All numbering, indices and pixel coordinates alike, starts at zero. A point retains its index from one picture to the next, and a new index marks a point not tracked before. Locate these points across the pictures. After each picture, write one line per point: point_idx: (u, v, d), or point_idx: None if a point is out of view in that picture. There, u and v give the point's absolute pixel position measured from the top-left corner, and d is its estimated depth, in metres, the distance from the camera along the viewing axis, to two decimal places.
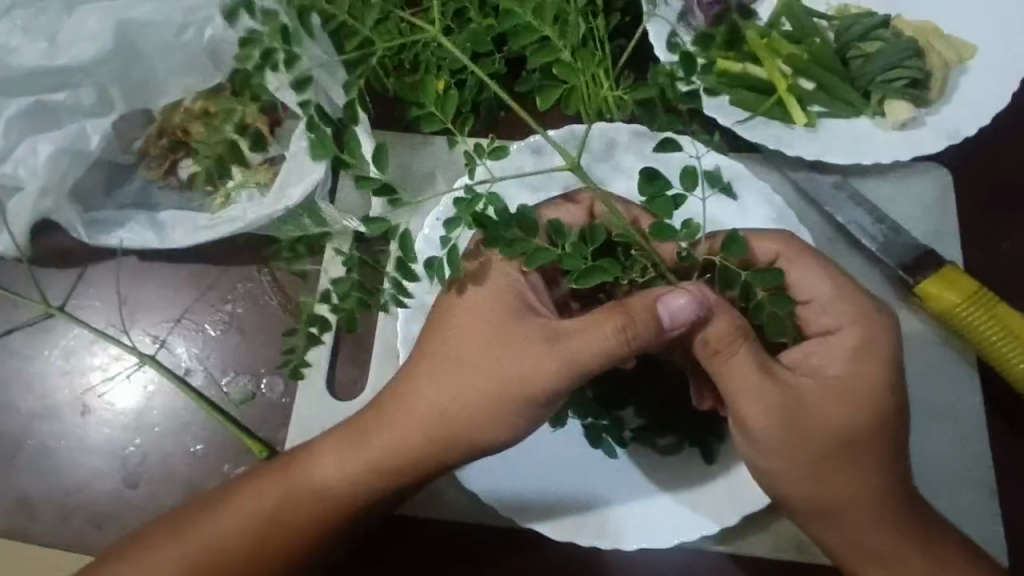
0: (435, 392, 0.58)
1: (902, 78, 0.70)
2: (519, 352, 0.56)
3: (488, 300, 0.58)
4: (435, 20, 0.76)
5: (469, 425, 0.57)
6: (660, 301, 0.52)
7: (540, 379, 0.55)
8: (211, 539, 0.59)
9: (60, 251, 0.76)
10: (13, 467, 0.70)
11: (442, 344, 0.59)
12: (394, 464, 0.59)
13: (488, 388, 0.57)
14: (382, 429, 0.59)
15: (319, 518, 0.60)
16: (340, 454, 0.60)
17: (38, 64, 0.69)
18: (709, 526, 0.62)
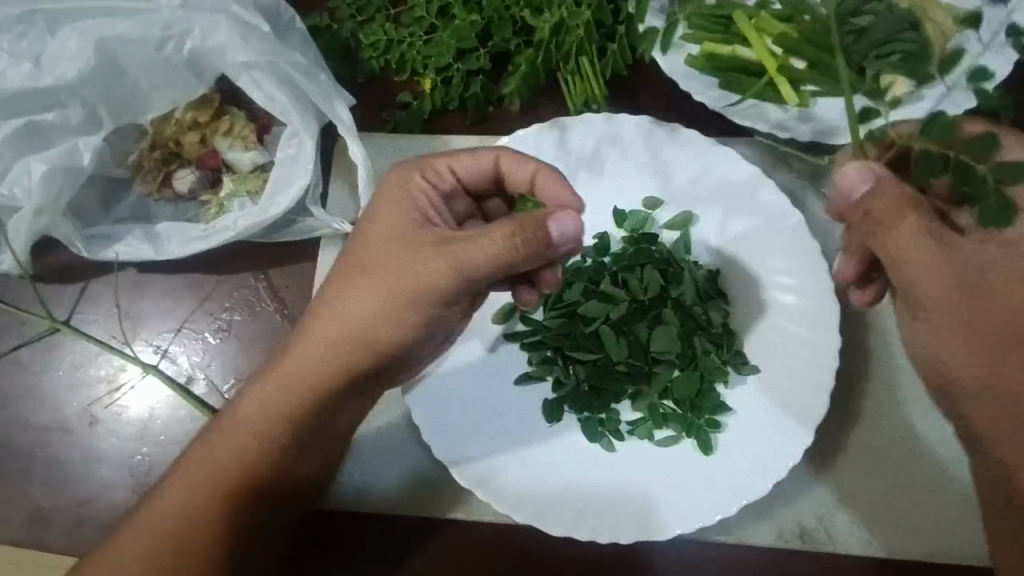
0: (336, 315, 0.60)
1: (898, 52, 0.69)
2: (406, 263, 0.57)
3: (386, 220, 0.59)
4: (419, 18, 0.77)
5: (366, 338, 0.60)
6: (549, 218, 0.53)
7: (430, 284, 0.56)
8: (174, 498, 0.63)
9: (63, 266, 0.78)
10: (26, 480, 0.72)
11: (346, 265, 0.60)
12: (306, 384, 0.62)
13: (381, 298, 0.58)
14: (295, 353, 0.62)
15: (251, 450, 0.63)
16: (266, 388, 0.63)
17: (25, 86, 0.70)
18: (709, 517, 0.61)
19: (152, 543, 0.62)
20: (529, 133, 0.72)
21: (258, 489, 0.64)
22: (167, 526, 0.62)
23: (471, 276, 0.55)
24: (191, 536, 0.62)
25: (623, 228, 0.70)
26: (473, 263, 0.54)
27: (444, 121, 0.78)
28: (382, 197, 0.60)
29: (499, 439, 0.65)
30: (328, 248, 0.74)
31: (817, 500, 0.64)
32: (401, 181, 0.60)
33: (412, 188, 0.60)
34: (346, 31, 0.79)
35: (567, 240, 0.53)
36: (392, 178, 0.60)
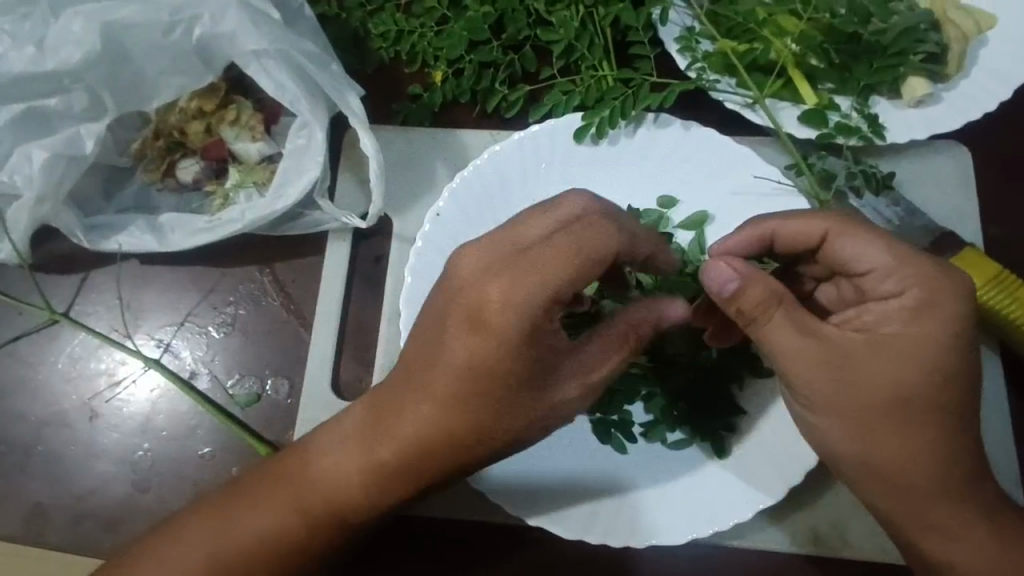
0: (423, 416, 0.55)
1: (920, 52, 0.67)
2: (519, 371, 0.53)
3: (488, 329, 0.52)
4: (430, 9, 0.76)
5: (462, 451, 0.55)
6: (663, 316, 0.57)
7: (547, 402, 0.55)
8: (203, 560, 0.57)
9: (63, 256, 0.76)
10: (25, 474, 0.71)
11: (439, 365, 0.54)
12: (387, 487, 0.57)
13: (486, 407, 0.54)
14: (383, 447, 0.56)
15: (314, 540, 0.58)
16: (341, 474, 0.57)
17: (26, 70, 0.67)
18: (721, 522, 0.61)
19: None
20: (541, 128, 0.70)
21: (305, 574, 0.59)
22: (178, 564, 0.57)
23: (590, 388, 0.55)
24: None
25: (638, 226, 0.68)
26: (598, 379, 0.56)
27: (455, 114, 0.77)
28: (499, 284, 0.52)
29: None
30: (335, 243, 0.73)
31: (832, 505, 0.63)
32: (508, 267, 0.52)
33: (529, 296, 0.51)
34: (355, 20, 0.77)
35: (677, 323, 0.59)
36: (497, 266, 0.53)
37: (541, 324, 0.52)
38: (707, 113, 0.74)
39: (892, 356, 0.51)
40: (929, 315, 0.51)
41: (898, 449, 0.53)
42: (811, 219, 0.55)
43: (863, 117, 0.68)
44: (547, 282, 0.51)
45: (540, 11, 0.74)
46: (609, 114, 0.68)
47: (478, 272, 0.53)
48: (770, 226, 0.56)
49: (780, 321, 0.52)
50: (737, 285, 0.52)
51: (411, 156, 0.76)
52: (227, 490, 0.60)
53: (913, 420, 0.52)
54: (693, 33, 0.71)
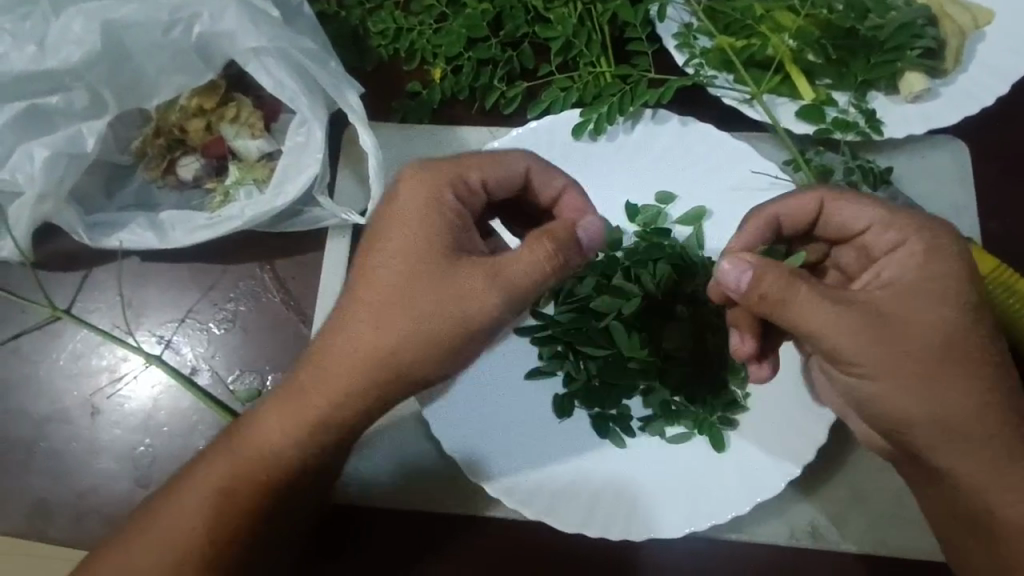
0: (343, 339, 0.54)
1: (918, 47, 0.67)
2: (432, 278, 0.52)
3: (401, 238, 0.53)
4: (429, 7, 0.76)
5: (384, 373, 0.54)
6: (576, 226, 0.54)
7: (466, 308, 0.52)
8: (177, 520, 0.59)
9: (66, 253, 0.76)
10: (28, 470, 0.71)
11: (359, 287, 0.54)
12: (313, 416, 0.55)
13: (401, 317, 0.52)
14: (306, 375, 0.55)
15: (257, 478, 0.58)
16: (274, 408, 0.57)
17: (27, 68, 0.67)
18: (720, 515, 0.60)
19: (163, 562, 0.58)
20: (540, 125, 0.71)
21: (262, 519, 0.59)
22: (165, 538, 0.58)
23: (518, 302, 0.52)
24: (200, 551, 0.58)
25: (636, 221, 0.69)
26: (515, 276, 0.52)
27: (454, 112, 0.77)
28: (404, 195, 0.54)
29: (506, 431, 0.65)
30: (335, 239, 0.73)
31: (830, 498, 0.64)
32: (415, 181, 0.55)
33: (439, 201, 0.54)
34: (355, 18, 0.77)
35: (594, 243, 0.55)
36: (405, 181, 0.55)
37: (452, 232, 0.54)
38: (706, 109, 0.74)
39: (883, 342, 0.51)
40: (875, 287, 0.52)
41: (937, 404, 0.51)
42: (803, 197, 0.57)
43: (860, 112, 0.68)
44: (455, 179, 0.55)
45: (538, 9, 0.75)
46: (606, 110, 0.69)
47: (394, 189, 0.55)
48: (801, 204, 0.57)
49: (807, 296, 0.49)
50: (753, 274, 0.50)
51: (410, 152, 0.76)
52: (193, 464, 0.60)
53: (949, 375, 0.51)
54: (691, 30, 0.71)
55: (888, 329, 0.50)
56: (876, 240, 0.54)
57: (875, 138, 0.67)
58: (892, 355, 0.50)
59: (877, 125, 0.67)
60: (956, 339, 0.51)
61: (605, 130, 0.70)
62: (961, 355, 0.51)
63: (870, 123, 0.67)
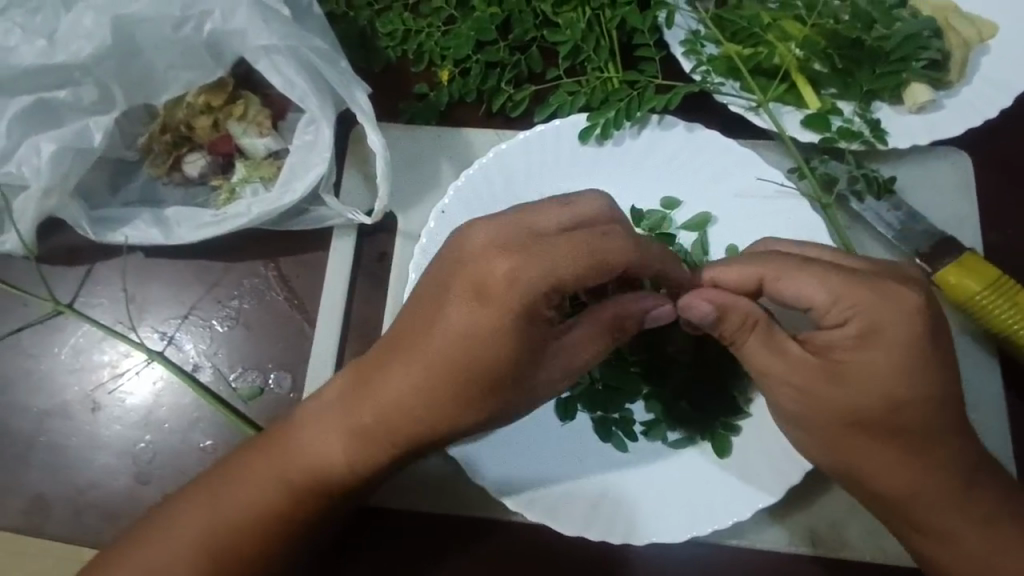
0: (407, 380, 0.56)
1: (923, 58, 0.67)
2: (510, 363, 0.54)
3: (489, 320, 0.52)
4: (437, 9, 0.76)
5: (441, 423, 0.56)
6: (648, 313, 0.57)
7: (537, 384, 0.57)
8: (200, 536, 0.59)
9: (68, 248, 0.76)
10: (26, 465, 0.71)
11: (432, 349, 0.54)
12: (370, 452, 0.58)
13: (470, 392, 0.55)
14: (369, 415, 0.57)
15: (297, 503, 0.59)
16: (332, 437, 0.59)
17: (37, 62, 0.67)
18: (722, 521, 0.61)
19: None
20: (547, 127, 0.71)
21: (290, 545, 0.60)
22: (169, 549, 0.58)
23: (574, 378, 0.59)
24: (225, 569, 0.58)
25: (641, 226, 0.69)
26: (582, 361, 0.57)
27: (461, 114, 0.78)
28: (501, 272, 0.51)
29: (504, 434, 0.64)
30: (339, 239, 0.74)
31: (830, 505, 0.64)
32: (510, 263, 0.51)
33: (536, 298, 0.52)
34: (363, 19, 0.77)
35: (661, 322, 0.58)
36: (501, 262, 0.51)
37: (540, 303, 0.52)
38: (713, 116, 0.74)
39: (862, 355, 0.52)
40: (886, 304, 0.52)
41: (862, 463, 0.56)
42: (746, 263, 0.55)
43: (866, 122, 0.68)
44: (556, 276, 0.51)
45: (547, 12, 0.75)
46: (613, 115, 0.69)
47: (480, 253, 0.52)
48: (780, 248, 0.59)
49: (754, 343, 0.55)
50: (715, 313, 0.55)
51: (416, 154, 0.76)
52: (216, 474, 0.61)
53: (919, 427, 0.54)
54: (698, 37, 0.72)
55: (883, 379, 0.53)
56: (816, 306, 0.52)
57: (880, 147, 0.68)
58: (822, 419, 0.55)
59: (880, 133, 0.68)
60: (885, 416, 0.54)
61: (612, 134, 0.70)
62: (902, 424, 0.54)
63: (873, 130, 0.68)
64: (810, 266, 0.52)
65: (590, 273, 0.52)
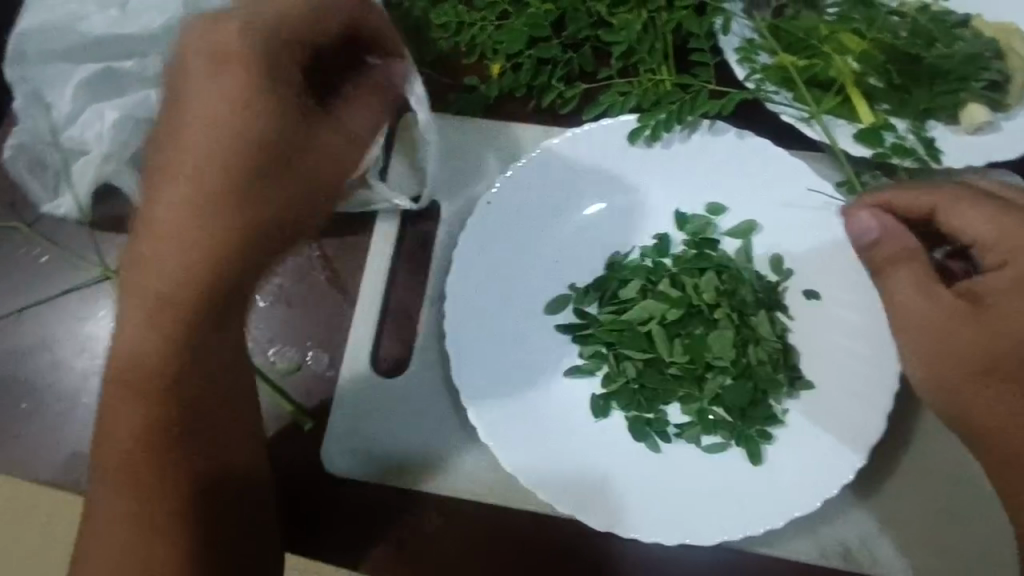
0: (164, 208, 0.50)
1: (983, 79, 0.67)
2: (249, 163, 0.50)
3: (206, 140, 0.49)
4: (492, 3, 0.76)
5: (258, 256, 0.52)
6: None
7: (292, 204, 0.53)
8: (122, 476, 0.54)
9: (119, 215, 0.78)
10: (68, 422, 0.73)
11: (159, 199, 0.50)
12: (165, 332, 0.51)
13: (243, 200, 0.50)
14: (141, 299, 0.51)
15: (186, 416, 0.55)
16: (133, 324, 0.51)
17: (107, 31, 0.69)
18: (756, 527, 0.60)
19: (121, 519, 0.54)
20: (597, 125, 0.71)
21: (233, 466, 0.59)
22: (107, 506, 0.54)
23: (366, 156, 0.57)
24: (157, 504, 0.54)
25: (684, 231, 0.70)
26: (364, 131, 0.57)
27: (511, 108, 0.79)
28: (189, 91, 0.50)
29: (538, 426, 0.65)
30: (383, 223, 0.74)
31: (862, 521, 0.63)
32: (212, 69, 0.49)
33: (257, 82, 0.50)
34: (417, 9, 0.78)
35: None
36: (200, 87, 0.50)
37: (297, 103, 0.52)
38: (763, 125, 0.74)
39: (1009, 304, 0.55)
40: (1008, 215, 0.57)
41: (984, 418, 0.56)
42: (915, 194, 0.58)
43: (919, 140, 0.68)
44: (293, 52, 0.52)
45: (603, 13, 0.75)
46: (664, 119, 0.68)
47: (198, 84, 0.50)
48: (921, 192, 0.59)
49: (909, 275, 0.57)
50: (877, 234, 0.58)
51: (464, 145, 0.77)
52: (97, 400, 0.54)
53: None
54: (754, 45, 0.71)
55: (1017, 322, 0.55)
56: (982, 240, 0.57)
57: (934, 165, 0.67)
58: (961, 359, 0.55)
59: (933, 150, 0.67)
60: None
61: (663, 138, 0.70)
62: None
63: (926, 147, 0.67)
64: (986, 201, 0.58)
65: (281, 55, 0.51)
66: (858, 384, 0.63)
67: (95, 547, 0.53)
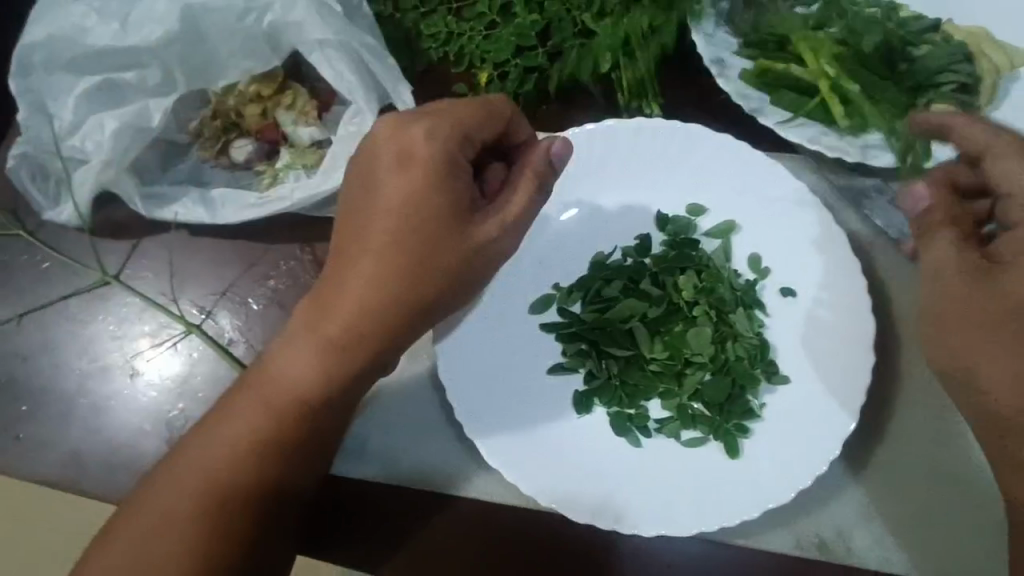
0: (397, 288, 0.59)
1: (950, 83, 0.69)
2: (445, 220, 0.58)
3: (406, 190, 0.58)
4: (479, 15, 0.79)
5: (424, 304, 0.60)
6: (550, 150, 0.60)
7: (467, 257, 0.59)
8: (205, 470, 0.59)
9: (119, 221, 0.80)
10: (67, 422, 0.75)
11: (369, 243, 0.59)
12: (329, 370, 0.60)
13: (424, 253, 0.58)
14: (340, 326, 0.59)
15: (284, 440, 0.61)
16: (296, 355, 0.60)
17: (108, 44, 0.72)
18: (730, 518, 0.62)
19: (180, 523, 0.57)
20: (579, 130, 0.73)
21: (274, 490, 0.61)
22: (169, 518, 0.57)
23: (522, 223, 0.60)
24: (220, 510, 0.58)
25: (665, 231, 0.72)
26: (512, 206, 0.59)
27: None
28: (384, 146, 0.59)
29: (520, 419, 0.67)
30: None
31: (838, 514, 0.65)
32: (427, 131, 0.58)
33: (449, 153, 0.58)
34: (408, 21, 0.81)
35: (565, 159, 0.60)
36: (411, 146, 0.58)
37: (445, 173, 0.58)
38: (742, 129, 0.77)
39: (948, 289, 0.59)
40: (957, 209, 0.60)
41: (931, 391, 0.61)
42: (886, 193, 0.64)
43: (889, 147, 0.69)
44: (463, 130, 0.58)
45: (586, 22, 0.76)
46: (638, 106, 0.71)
47: (388, 141, 0.59)
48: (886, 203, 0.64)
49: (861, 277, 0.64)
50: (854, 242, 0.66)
51: None
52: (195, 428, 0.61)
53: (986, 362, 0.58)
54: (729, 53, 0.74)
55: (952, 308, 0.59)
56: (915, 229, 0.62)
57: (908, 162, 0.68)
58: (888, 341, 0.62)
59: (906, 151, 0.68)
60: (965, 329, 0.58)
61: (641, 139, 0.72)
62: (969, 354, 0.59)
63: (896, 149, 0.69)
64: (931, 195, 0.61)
65: (467, 119, 0.58)
66: (839, 379, 0.64)
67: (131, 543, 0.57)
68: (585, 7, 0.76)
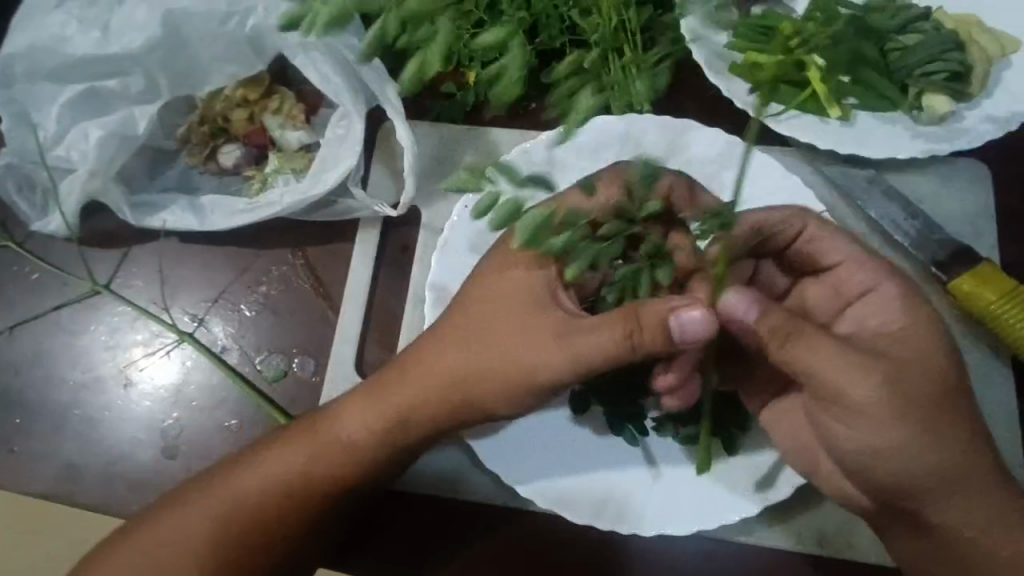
0: (460, 363, 0.60)
1: (941, 71, 0.68)
2: (530, 315, 0.58)
3: (512, 281, 0.59)
4: (466, 13, 0.78)
5: (488, 392, 0.59)
6: (673, 313, 0.52)
7: (542, 363, 0.57)
8: (241, 494, 0.62)
9: (108, 230, 0.79)
10: (61, 434, 0.75)
11: (457, 317, 0.61)
12: (395, 434, 0.63)
13: (502, 343, 0.59)
14: (410, 392, 0.62)
15: (325, 492, 0.63)
16: (364, 409, 0.63)
17: (90, 52, 0.72)
18: (729, 516, 0.63)
19: (203, 531, 0.61)
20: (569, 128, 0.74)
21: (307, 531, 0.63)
22: (192, 525, 0.61)
23: (579, 365, 0.56)
24: (250, 533, 0.62)
25: None
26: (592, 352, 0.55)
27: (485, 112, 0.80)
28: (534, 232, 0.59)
29: (517, 419, 0.67)
30: (365, 230, 0.76)
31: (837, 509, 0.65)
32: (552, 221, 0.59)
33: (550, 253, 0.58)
34: None
35: (690, 334, 0.52)
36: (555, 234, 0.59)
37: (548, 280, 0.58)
38: (733, 122, 0.76)
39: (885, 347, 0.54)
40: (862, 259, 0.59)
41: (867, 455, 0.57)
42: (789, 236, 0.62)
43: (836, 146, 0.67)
44: None
45: (574, 17, 0.76)
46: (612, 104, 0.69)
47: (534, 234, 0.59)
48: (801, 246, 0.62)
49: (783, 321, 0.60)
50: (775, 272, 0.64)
51: (442, 150, 0.79)
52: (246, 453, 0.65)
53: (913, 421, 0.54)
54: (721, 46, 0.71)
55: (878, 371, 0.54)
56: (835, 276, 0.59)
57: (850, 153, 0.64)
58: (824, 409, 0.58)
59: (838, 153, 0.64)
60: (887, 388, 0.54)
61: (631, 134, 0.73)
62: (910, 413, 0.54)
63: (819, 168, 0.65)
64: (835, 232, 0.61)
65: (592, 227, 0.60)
66: None
67: (150, 534, 0.61)
68: (574, 3, 0.76)
